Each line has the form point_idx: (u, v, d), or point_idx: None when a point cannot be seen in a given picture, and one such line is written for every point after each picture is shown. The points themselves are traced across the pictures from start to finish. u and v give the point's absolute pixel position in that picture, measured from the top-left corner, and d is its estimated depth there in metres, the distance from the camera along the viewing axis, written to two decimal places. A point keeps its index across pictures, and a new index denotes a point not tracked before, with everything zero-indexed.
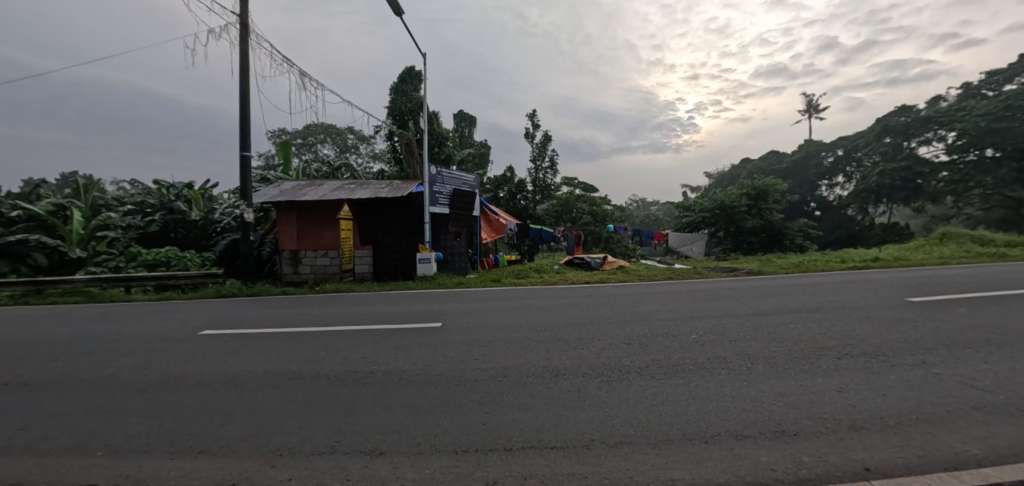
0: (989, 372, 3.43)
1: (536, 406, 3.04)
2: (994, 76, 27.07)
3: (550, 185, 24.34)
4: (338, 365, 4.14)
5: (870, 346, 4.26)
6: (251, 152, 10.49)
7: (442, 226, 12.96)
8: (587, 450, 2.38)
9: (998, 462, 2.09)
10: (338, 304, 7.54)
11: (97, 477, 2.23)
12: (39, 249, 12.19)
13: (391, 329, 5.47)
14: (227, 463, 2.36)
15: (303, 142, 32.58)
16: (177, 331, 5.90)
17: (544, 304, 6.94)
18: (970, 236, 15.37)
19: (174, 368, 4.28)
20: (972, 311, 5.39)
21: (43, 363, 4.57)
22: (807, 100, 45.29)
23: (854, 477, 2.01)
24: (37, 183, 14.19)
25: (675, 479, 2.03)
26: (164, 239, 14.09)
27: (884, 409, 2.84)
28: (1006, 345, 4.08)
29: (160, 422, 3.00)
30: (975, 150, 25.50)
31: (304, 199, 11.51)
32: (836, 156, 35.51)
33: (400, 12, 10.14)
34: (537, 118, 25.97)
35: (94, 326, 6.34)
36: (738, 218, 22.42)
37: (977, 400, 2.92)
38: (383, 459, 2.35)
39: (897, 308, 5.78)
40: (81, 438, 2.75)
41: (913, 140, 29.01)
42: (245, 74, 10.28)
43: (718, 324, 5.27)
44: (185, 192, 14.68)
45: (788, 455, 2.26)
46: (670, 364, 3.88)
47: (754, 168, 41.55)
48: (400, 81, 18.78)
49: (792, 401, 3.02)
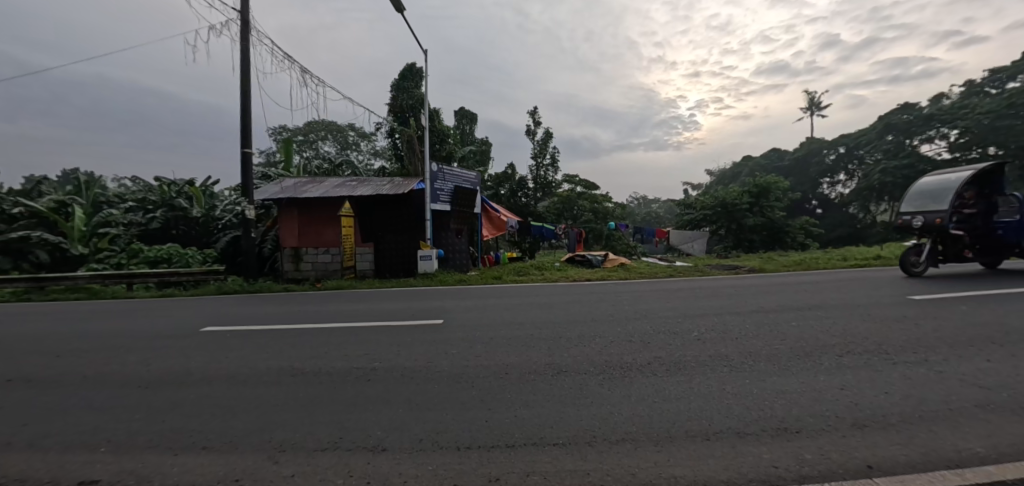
0: (991, 371, 3.44)
1: (537, 403, 3.05)
2: (997, 73, 26.82)
3: (551, 182, 24.29)
4: (340, 361, 4.16)
5: (873, 343, 4.26)
6: (251, 149, 10.47)
7: (442, 223, 12.90)
8: (588, 446, 2.40)
9: (1000, 461, 2.10)
10: (340, 302, 7.54)
11: (101, 473, 2.24)
12: (40, 245, 12.20)
13: (395, 326, 5.48)
14: (229, 460, 2.36)
15: (303, 140, 32.52)
16: (177, 327, 5.91)
17: (547, 301, 6.93)
18: None
19: (175, 365, 4.27)
20: (973, 310, 5.37)
21: (45, 360, 4.56)
22: (812, 98, 44.96)
23: (855, 474, 2.02)
24: (38, 180, 14.22)
25: (676, 476, 2.04)
26: (165, 236, 14.12)
27: (886, 406, 2.85)
28: (1007, 344, 4.07)
29: (162, 418, 3.01)
30: (978, 148, 25.38)
31: (305, 198, 11.47)
32: (838, 153, 35.46)
33: (400, 9, 10.06)
34: (539, 116, 26.01)
35: (94, 324, 6.33)
36: (740, 216, 22.50)
37: (979, 398, 2.92)
38: (386, 456, 2.36)
39: (899, 306, 5.74)
40: (84, 435, 2.75)
41: (915, 138, 28.58)
42: (244, 69, 10.24)
43: (720, 322, 5.26)
44: (186, 188, 14.71)
45: (790, 452, 2.26)
46: (672, 361, 3.90)
47: (757, 166, 41.46)
48: (400, 77, 18.54)
49: (794, 398, 3.04)
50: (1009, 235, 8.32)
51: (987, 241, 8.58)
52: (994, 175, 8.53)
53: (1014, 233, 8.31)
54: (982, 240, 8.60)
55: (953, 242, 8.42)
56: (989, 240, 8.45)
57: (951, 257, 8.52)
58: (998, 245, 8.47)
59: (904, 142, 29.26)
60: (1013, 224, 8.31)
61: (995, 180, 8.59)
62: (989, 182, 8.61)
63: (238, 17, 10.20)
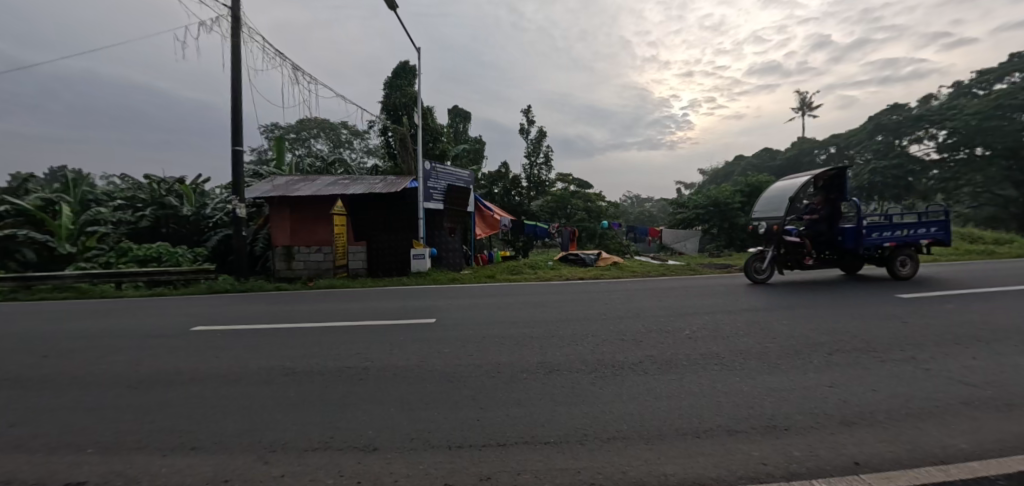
0: (976, 368, 3.50)
1: (530, 402, 3.06)
2: (985, 75, 27.21)
3: (545, 181, 24.38)
4: (333, 361, 4.15)
5: (861, 341, 4.31)
6: (242, 147, 10.36)
7: (436, 221, 12.77)
8: (579, 444, 2.41)
9: (985, 457, 2.13)
10: (332, 301, 7.50)
11: (88, 474, 2.22)
12: (27, 244, 12.02)
13: (387, 326, 5.45)
14: (219, 460, 2.35)
15: (296, 138, 32.27)
16: (166, 327, 5.85)
17: (540, 300, 6.95)
18: (960, 234, 15.60)
19: (164, 365, 4.23)
20: (960, 308, 5.46)
21: (32, 360, 4.50)
22: (803, 98, 45.38)
23: (843, 471, 2.04)
24: (24, 178, 14.00)
25: (667, 474, 2.06)
26: (155, 235, 13.95)
27: (874, 404, 2.88)
28: (993, 341, 4.14)
29: (151, 419, 2.98)
30: (966, 149, 25.78)
31: (296, 196, 11.36)
32: (829, 153, 35.83)
33: (393, 6, 9.98)
34: (533, 114, 25.96)
35: (82, 323, 6.25)
36: (732, 215, 22.68)
37: (965, 395, 2.97)
38: (377, 455, 2.35)
39: (888, 304, 5.82)
40: (71, 436, 2.72)
41: (904, 139, 28.97)
42: (234, 66, 10.13)
43: (712, 321, 5.30)
44: (176, 186, 14.55)
45: (780, 449, 2.29)
46: (663, 360, 3.92)
47: (749, 166, 41.82)
48: (393, 75, 18.45)
49: (784, 396, 3.06)
50: (847, 241, 8.24)
51: (832, 247, 8.51)
52: (835, 181, 8.52)
53: (852, 239, 8.22)
54: (827, 246, 8.53)
55: (791, 248, 8.34)
56: (832, 247, 8.47)
57: (794, 264, 8.40)
58: (839, 252, 8.39)
59: (893, 143, 29.56)
60: (851, 229, 8.24)
61: (837, 185, 8.57)
62: (832, 187, 8.60)
63: (229, 13, 10.08)
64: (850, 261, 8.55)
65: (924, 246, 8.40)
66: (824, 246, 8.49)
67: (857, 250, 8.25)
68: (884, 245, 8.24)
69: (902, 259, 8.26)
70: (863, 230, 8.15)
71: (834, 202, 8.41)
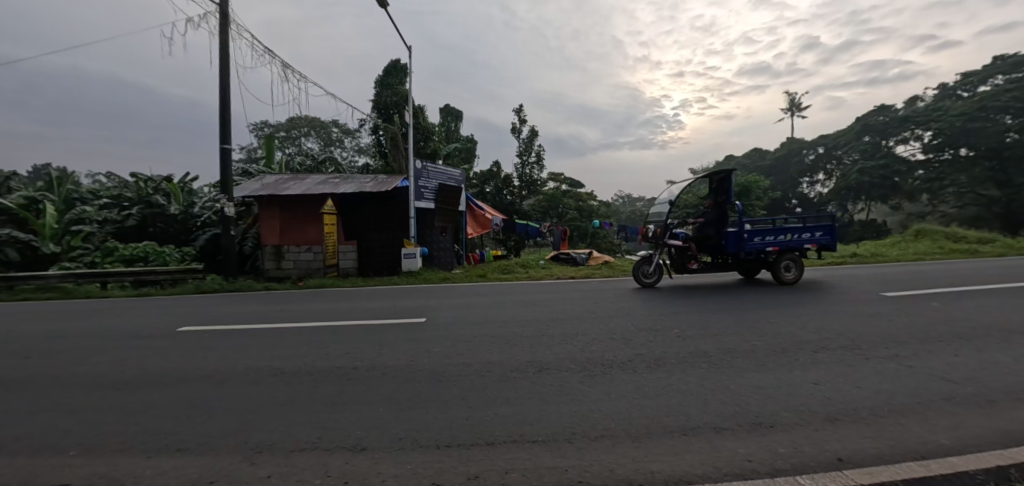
0: (958, 365, 3.57)
1: (519, 401, 3.07)
2: (969, 77, 27.74)
3: (537, 180, 24.40)
4: (322, 361, 4.12)
5: (846, 339, 4.38)
6: (230, 145, 10.23)
7: (427, 220, 12.73)
8: (567, 443, 2.42)
9: (963, 452, 2.18)
10: (320, 300, 7.45)
11: (68, 477, 2.18)
12: (9, 243, 11.79)
13: (377, 325, 5.43)
14: (205, 461, 2.32)
15: (287, 136, 31.97)
16: (153, 327, 5.76)
17: (530, 299, 6.95)
18: (945, 233, 15.87)
19: (150, 366, 4.17)
20: (942, 306, 5.57)
21: (14, 362, 4.41)
22: (793, 99, 45.90)
23: (826, 467, 2.07)
24: (6, 176, 13.72)
25: (653, 471, 2.07)
26: (142, 234, 13.74)
27: (858, 400, 2.93)
28: (974, 339, 4.23)
29: (135, 420, 2.94)
30: (950, 150, 26.18)
31: (286, 195, 11.25)
32: (817, 154, 36.31)
33: (384, 4, 9.92)
34: (524, 114, 25.96)
35: (66, 324, 6.15)
36: None
37: (946, 392, 3.03)
38: (365, 455, 2.34)
39: (873, 303, 5.92)
40: (52, 438, 2.66)
41: (891, 139, 29.42)
42: (223, 63, 10.02)
43: (700, 319, 5.35)
44: (163, 185, 14.34)
45: (766, 446, 2.32)
46: (652, 358, 3.95)
47: (739, 166, 42.26)
48: (385, 74, 18.35)
49: (770, 393, 3.10)
50: (729, 245, 8.35)
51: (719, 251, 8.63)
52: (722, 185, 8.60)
53: (733, 243, 8.38)
54: (714, 250, 8.65)
55: (676, 250, 8.68)
56: (717, 251, 8.58)
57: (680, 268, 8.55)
58: (724, 256, 8.57)
59: (880, 144, 30.06)
60: (733, 234, 8.41)
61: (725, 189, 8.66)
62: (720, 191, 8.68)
63: (216, 10, 9.96)
64: (739, 265, 8.66)
65: (810, 249, 8.48)
66: (710, 250, 8.62)
67: (738, 254, 8.40)
68: (767, 250, 8.36)
69: (786, 263, 8.30)
70: (744, 234, 8.29)
71: (720, 206, 8.51)
